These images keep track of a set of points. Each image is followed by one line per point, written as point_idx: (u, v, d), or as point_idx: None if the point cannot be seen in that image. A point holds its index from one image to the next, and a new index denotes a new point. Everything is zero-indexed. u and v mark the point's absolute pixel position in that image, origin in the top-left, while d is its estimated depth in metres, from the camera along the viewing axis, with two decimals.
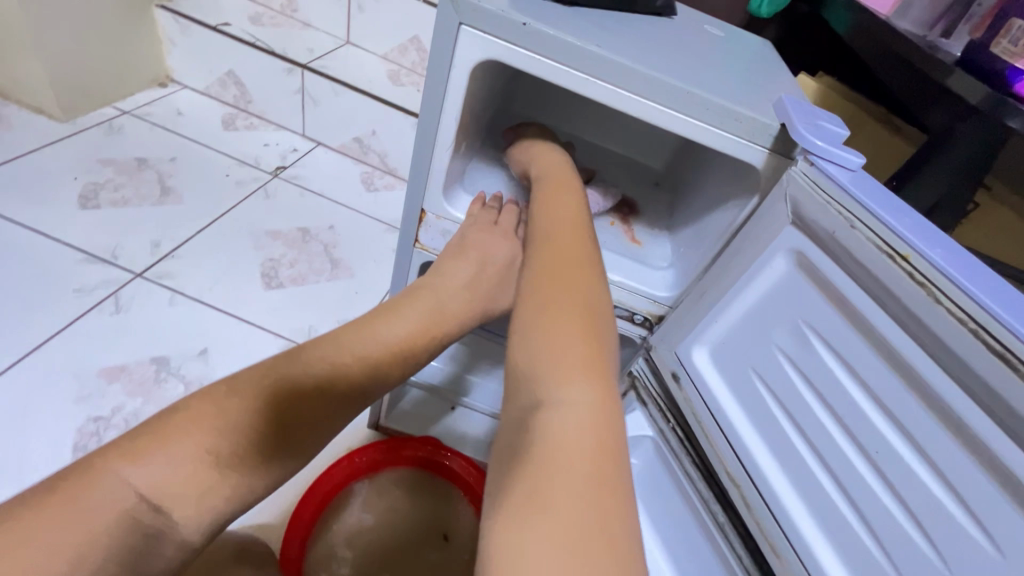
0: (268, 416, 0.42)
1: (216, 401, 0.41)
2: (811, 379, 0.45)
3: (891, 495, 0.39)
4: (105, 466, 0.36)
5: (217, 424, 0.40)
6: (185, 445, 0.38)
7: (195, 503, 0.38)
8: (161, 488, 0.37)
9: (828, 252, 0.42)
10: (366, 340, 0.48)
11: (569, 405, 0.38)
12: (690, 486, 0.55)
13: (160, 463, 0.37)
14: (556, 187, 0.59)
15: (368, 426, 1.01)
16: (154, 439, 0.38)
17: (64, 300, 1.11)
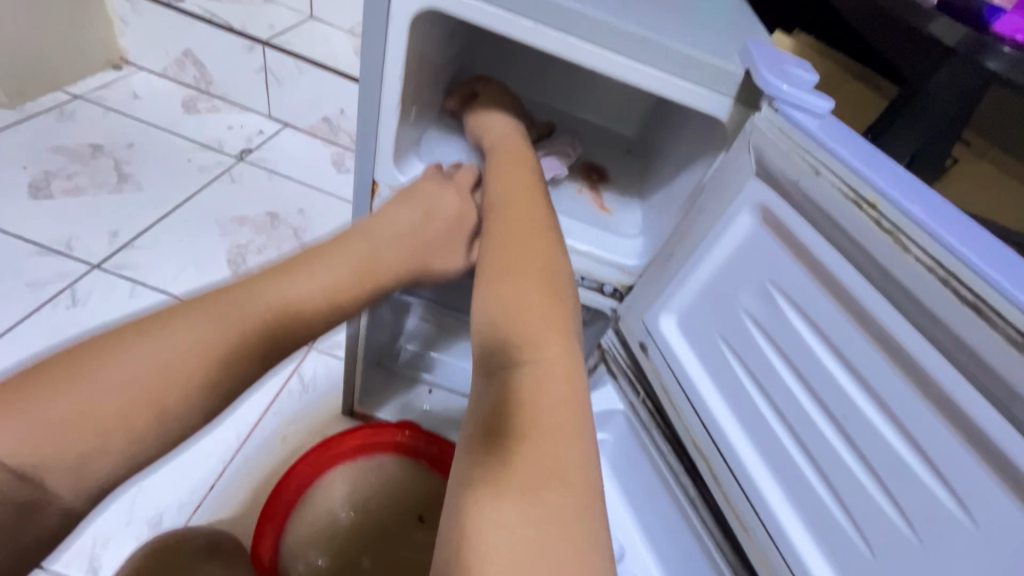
0: (169, 376, 0.38)
1: (104, 357, 0.37)
2: (778, 343, 0.42)
3: (860, 461, 0.37)
4: None
5: (105, 382, 0.36)
6: (66, 405, 0.35)
7: (78, 469, 0.34)
8: (34, 454, 0.33)
9: (794, 205, 0.39)
10: (282, 293, 0.44)
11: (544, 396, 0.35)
12: (660, 459, 0.53)
13: (30, 425, 0.33)
14: (512, 164, 0.56)
15: (344, 413, 1.00)
16: (23, 399, 0.34)
17: (17, 294, 1.06)
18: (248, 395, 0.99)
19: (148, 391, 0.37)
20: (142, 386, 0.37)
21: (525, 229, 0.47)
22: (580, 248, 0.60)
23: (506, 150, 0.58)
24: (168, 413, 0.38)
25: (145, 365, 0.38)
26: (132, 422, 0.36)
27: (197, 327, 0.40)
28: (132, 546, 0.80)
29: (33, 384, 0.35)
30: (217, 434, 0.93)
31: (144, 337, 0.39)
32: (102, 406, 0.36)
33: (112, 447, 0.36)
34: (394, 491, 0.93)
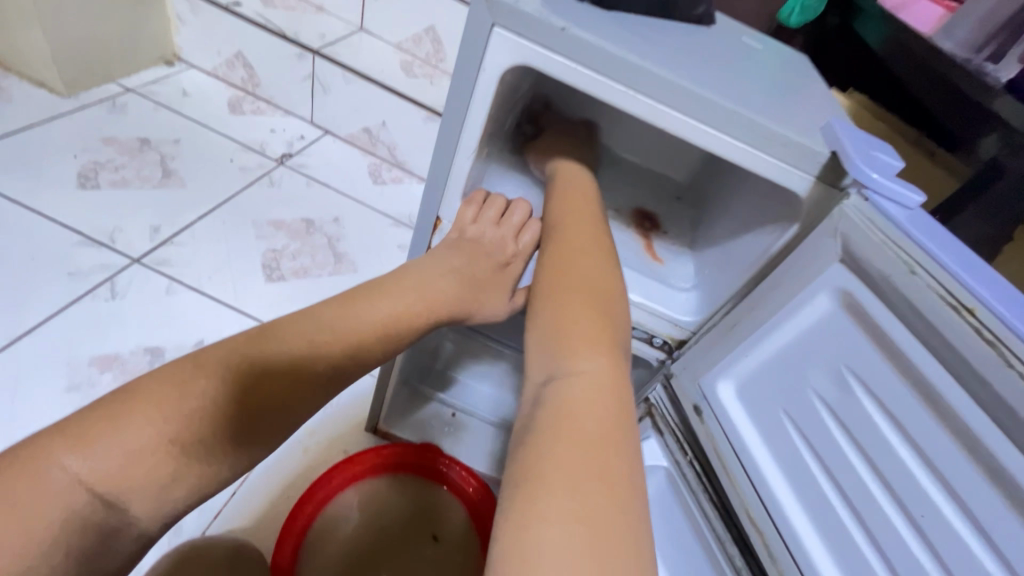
0: (231, 404, 0.40)
1: (183, 389, 0.38)
2: (847, 426, 0.43)
3: (934, 559, 0.37)
4: (45, 453, 0.34)
5: (181, 416, 0.37)
6: (141, 436, 0.36)
7: (152, 491, 0.36)
8: (115, 481, 0.35)
9: (882, 297, 0.39)
10: (340, 324, 0.46)
11: (580, 372, 0.40)
12: (706, 525, 0.52)
13: (116, 449, 0.35)
14: (575, 190, 0.59)
15: (366, 431, 0.99)
16: (97, 428, 0.35)
17: (59, 283, 1.07)
18: None
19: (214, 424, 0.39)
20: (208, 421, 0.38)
21: (579, 234, 0.53)
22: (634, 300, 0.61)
23: (572, 178, 0.62)
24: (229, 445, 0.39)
25: (213, 397, 0.39)
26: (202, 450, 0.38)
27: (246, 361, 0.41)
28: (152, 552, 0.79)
29: (112, 410, 0.37)
30: None
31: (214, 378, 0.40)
32: (176, 437, 0.37)
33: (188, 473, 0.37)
34: (411, 511, 0.92)
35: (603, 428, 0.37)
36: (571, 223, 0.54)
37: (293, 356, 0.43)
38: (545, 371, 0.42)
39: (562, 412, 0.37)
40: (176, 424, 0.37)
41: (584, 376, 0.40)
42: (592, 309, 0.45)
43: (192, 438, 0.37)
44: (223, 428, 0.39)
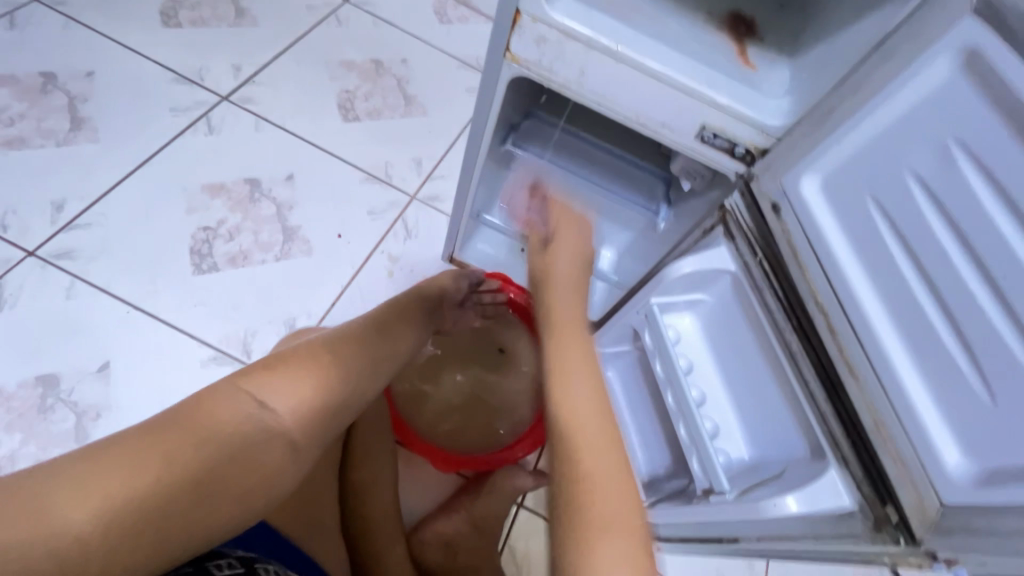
0: (320, 401, 0.49)
1: (287, 356, 0.50)
2: (941, 201, 0.40)
3: (1007, 318, 0.37)
4: (192, 411, 0.43)
5: (288, 371, 0.49)
6: (262, 383, 0.47)
7: (279, 423, 0.46)
8: (238, 433, 0.44)
9: (1014, 46, 0.35)
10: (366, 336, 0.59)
11: (608, 543, 0.45)
12: (767, 318, 0.54)
13: (234, 416, 0.44)
14: (577, 355, 0.61)
15: (444, 259, 1.14)
16: (217, 397, 0.45)
17: (163, 117, 1.15)
18: (362, 232, 1.14)
19: (311, 384, 0.49)
20: (308, 379, 0.49)
21: (587, 415, 0.54)
22: (719, 102, 0.59)
23: (570, 343, 0.62)
24: (327, 401, 0.50)
25: (311, 362, 0.50)
26: (306, 395, 0.48)
27: (318, 362, 0.51)
28: (274, 339, 1.00)
29: (230, 387, 0.46)
30: (337, 262, 1.09)
31: (308, 351, 0.52)
32: (287, 388, 0.47)
33: (301, 417, 0.47)
34: (475, 340, 0.99)
35: (628, 557, 0.45)
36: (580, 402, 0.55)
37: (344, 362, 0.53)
38: (571, 530, 0.46)
39: (594, 551, 0.45)
40: (282, 378, 0.48)
41: (612, 551, 0.45)
42: (612, 485, 0.49)
43: (298, 412, 0.47)
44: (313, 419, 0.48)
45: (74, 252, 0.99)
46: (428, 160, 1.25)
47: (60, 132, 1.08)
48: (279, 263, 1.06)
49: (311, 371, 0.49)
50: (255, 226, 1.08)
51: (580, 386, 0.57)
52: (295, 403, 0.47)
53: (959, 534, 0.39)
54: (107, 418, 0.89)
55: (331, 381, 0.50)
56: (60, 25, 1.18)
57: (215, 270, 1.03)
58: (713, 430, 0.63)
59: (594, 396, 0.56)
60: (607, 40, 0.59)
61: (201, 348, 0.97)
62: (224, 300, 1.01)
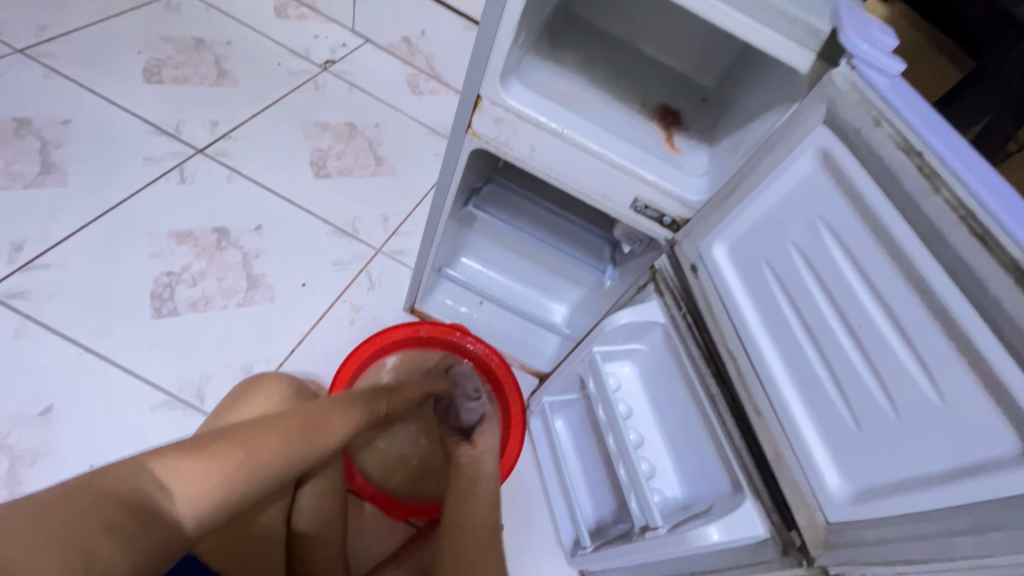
0: (234, 485, 0.47)
1: (204, 440, 0.48)
2: (814, 266, 0.50)
3: (865, 362, 0.45)
4: (99, 479, 0.40)
5: (201, 455, 0.46)
6: (171, 466, 0.44)
7: (177, 512, 0.43)
8: (141, 502, 0.41)
9: (850, 149, 0.45)
10: (315, 425, 0.57)
11: None
12: (690, 364, 0.61)
13: (141, 487, 0.42)
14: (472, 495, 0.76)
15: (405, 310, 1.19)
16: (130, 469, 0.42)
17: (135, 166, 1.18)
18: (326, 281, 1.18)
19: (221, 474, 0.46)
20: (219, 467, 0.46)
21: (473, 549, 0.69)
22: (648, 179, 0.69)
23: (479, 486, 0.77)
24: (233, 493, 0.47)
25: (228, 449, 0.48)
26: (210, 487, 0.45)
27: (244, 445, 0.49)
28: (229, 384, 1.00)
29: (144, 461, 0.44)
30: (299, 310, 1.12)
31: (229, 435, 0.50)
32: (195, 472, 0.45)
33: (199, 509, 0.44)
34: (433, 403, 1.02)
35: None
36: (470, 540, 0.70)
37: (277, 446, 0.52)
38: None
39: None
40: (193, 462, 0.45)
41: None
42: None
43: (206, 494, 0.45)
44: (222, 502, 0.46)
45: (28, 292, 0.98)
46: (395, 217, 1.32)
47: (29, 174, 1.10)
48: (241, 309, 1.08)
49: (230, 459, 0.47)
50: (219, 272, 1.11)
51: (474, 525, 0.72)
52: (197, 494, 0.44)
53: (843, 548, 0.44)
54: (44, 462, 0.86)
55: (244, 471, 0.48)
56: (41, 75, 1.22)
57: (175, 314, 1.04)
58: (650, 471, 0.69)
59: (484, 536, 0.71)
60: (554, 124, 0.69)
61: (152, 392, 0.96)
62: (181, 343, 1.01)
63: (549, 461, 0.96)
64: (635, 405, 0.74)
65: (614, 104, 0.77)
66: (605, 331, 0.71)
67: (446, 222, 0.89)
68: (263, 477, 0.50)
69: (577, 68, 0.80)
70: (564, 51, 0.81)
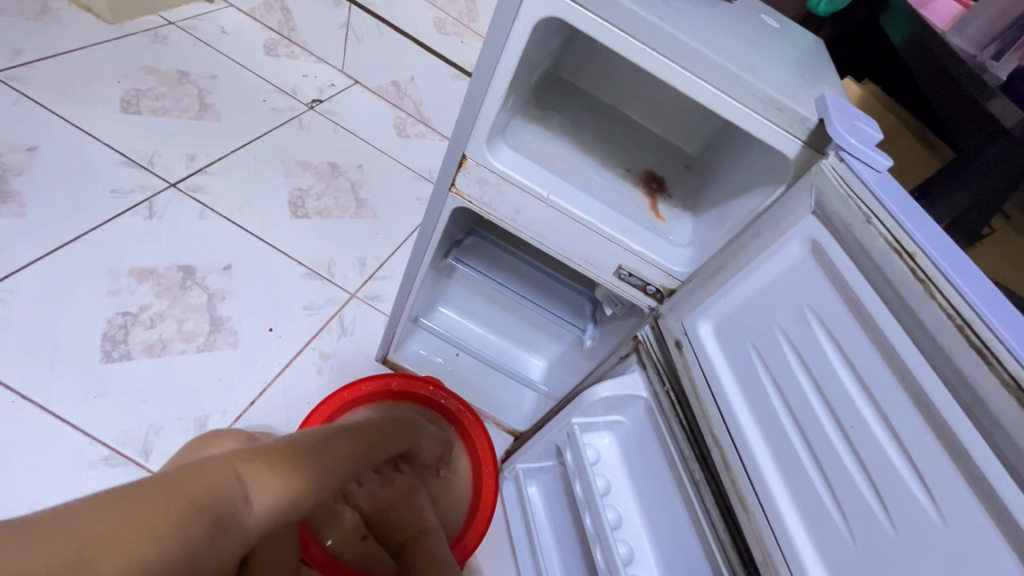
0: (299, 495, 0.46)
1: (270, 447, 0.48)
2: (803, 356, 0.48)
3: (857, 464, 0.43)
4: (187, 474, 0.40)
5: (273, 462, 0.46)
6: (248, 469, 0.44)
7: (250, 515, 0.42)
8: (224, 499, 0.41)
9: (840, 243, 0.44)
10: (350, 440, 0.58)
11: None
12: (674, 446, 0.59)
13: (224, 484, 0.42)
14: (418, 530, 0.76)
15: (377, 360, 1.14)
16: (212, 467, 0.42)
17: (101, 198, 1.13)
18: (295, 327, 1.12)
19: (292, 483, 0.46)
20: (293, 473, 0.47)
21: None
22: (633, 248, 0.67)
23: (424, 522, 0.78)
24: (296, 504, 0.46)
25: (295, 456, 0.48)
26: (282, 491, 0.45)
27: (305, 454, 0.49)
28: (180, 438, 0.93)
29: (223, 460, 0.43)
30: (264, 357, 1.06)
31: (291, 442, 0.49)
32: (271, 480, 0.45)
33: (268, 515, 0.44)
34: None
35: None
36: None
37: (328, 459, 0.52)
38: None
39: None
40: (269, 469, 0.45)
41: None
42: None
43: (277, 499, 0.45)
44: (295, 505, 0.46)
45: None
46: (372, 261, 1.29)
47: None
48: (200, 355, 1.02)
49: (295, 467, 0.47)
50: (181, 314, 1.05)
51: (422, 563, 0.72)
52: (271, 499, 0.44)
53: None
54: None
55: (307, 479, 0.48)
56: (10, 100, 1.17)
57: (127, 358, 0.97)
58: (627, 556, 0.65)
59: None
60: (540, 188, 0.67)
61: (92, 446, 0.88)
62: (131, 391, 0.94)
63: (522, 532, 0.91)
64: (614, 481, 0.71)
65: (600, 168, 0.77)
66: (586, 402, 0.68)
67: (425, 274, 0.85)
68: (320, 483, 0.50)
69: (565, 130, 0.80)
70: (551, 113, 0.81)
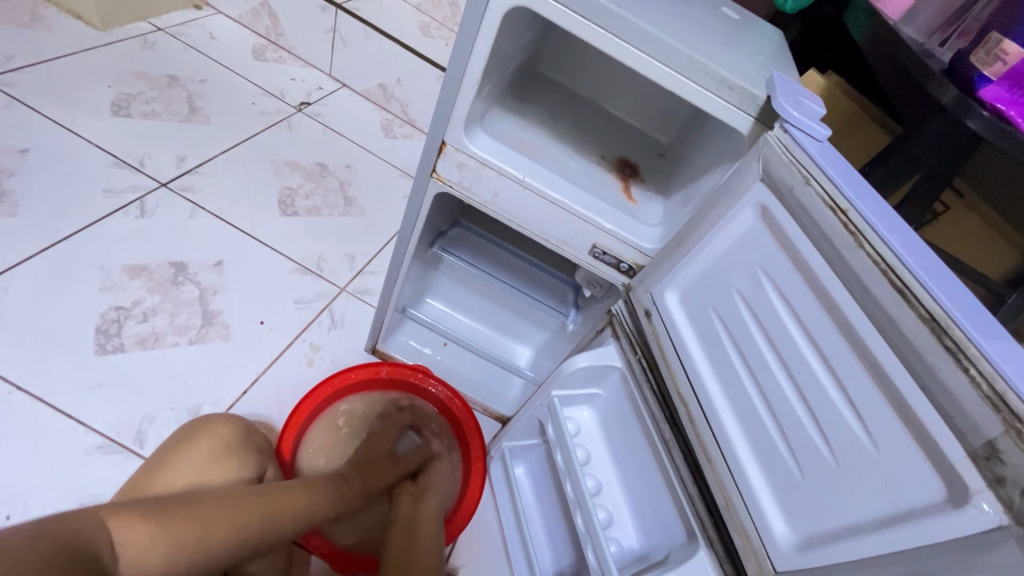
0: (180, 553, 0.52)
1: (165, 505, 0.55)
2: (757, 313, 0.52)
3: (804, 407, 0.47)
4: (85, 521, 0.49)
5: (157, 523, 0.53)
6: (130, 527, 0.51)
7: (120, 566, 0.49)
8: (96, 549, 0.48)
9: (785, 206, 0.48)
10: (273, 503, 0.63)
11: None
12: (645, 409, 0.62)
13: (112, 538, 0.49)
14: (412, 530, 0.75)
15: (366, 350, 1.17)
16: (111, 521, 0.50)
17: (94, 198, 1.15)
18: (286, 320, 1.15)
19: (170, 540, 0.52)
20: (177, 532, 0.53)
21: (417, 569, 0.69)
22: (605, 226, 0.71)
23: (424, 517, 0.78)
24: (171, 561, 0.52)
25: (190, 518, 0.55)
26: (158, 549, 0.51)
27: (199, 516, 0.55)
28: (174, 426, 0.95)
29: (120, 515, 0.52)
30: (255, 349, 1.09)
31: (193, 502, 0.57)
32: (147, 537, 0.51)
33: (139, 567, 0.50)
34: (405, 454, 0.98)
35: None
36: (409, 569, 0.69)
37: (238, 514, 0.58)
38: None
39: None
40: (150, 528, 0.52)
41: None
42: None
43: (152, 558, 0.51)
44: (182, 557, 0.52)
45: None
46: (361, 256, 1.32)
47: None
48: (192, 347, 1.04)
49: (183, 524, 0.54)
50: (173, 309, 1.07)
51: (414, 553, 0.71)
52: (143, 556, 0.50)
53: None
54: None
55: (191, 541, 0.54)
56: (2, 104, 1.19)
57: (120, 351, 0.99)
58: (606, 519, 0.68)
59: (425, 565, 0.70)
60: (516, 171, 0.71)
61: (86, 434, 0.90)
62: (124, 382, 0.96)
63: (509, 510, 0.94)
64: (593, 450, 0.74)
65: (576, 155, 0.81)
66: (563, 374, 0.71)
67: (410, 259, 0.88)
68: (212, 538, 0.55)
69: (542, 119, 0.84)
70: (528, 104, 0.85)
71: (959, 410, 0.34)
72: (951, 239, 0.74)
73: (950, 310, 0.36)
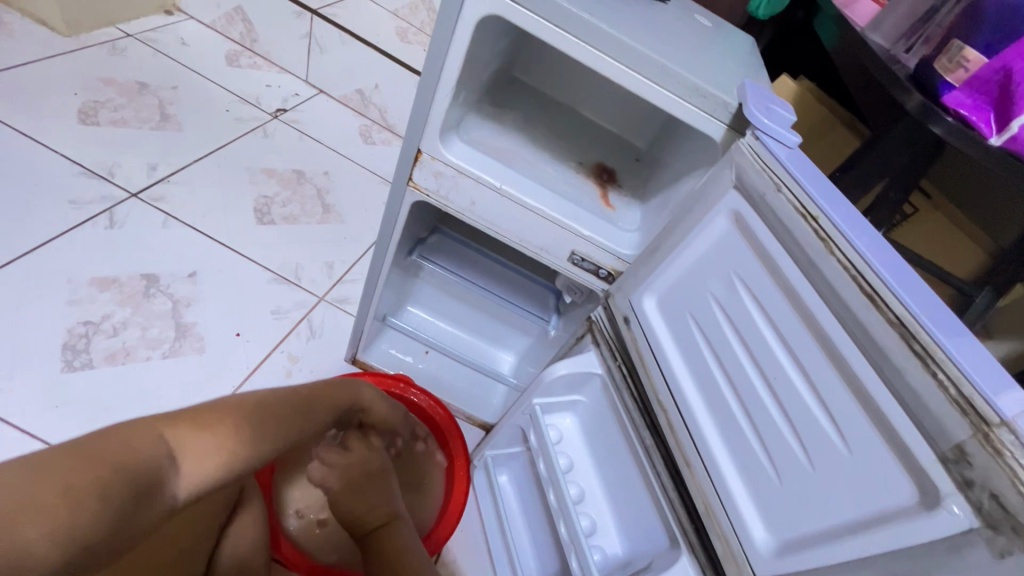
0: (241, 458, 0.46)
1: (205, 411, 0.47)
2: (733, 319, 0.52)
3: (780, 412, 0.47)
4: (128, 431, 0.40)
5: (204, 426, 0.45)
6: (180, 434, 0.43)
7: (184, 478, 0.41)
8: (151, 455, 0.40)
9: (758, 212, 0.49)
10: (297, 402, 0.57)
11: None
12: (626, 415, 0.62)
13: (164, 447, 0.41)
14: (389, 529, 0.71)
15: (346, 360, 1.15)
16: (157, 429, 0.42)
17: (60, 209, 1.11)
18: (263, 332, 1.13)
19: (227, 446, 0.45)
20: (235, 430, 0.47)
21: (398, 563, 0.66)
22: (582, 233, 0.71)
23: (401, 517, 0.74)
24: (232, 464, 0.45)
25: (235, 421, 0.47)
26: (219, 456, 0.44)
27: (243, 420, 0.48)
28: None
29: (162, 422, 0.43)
30: (231, 362, 1.06)
31: (229, 406, 0.48)
32: (202, 444, 0.43)
33: (205, 476, 0.43)
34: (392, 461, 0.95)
35: None
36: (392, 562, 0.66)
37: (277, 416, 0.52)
38: None
39: None
40: (201, 433, 0.44)
41: None
42: None
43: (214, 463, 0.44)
44: (240, 461, 0.46)
45: None
46: (340, 265, 1.30)
47: None
48: (165, 362, 1.01)
49: (229, 430, 0.46)
50: (144, 322, 1.04)
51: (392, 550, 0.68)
52: (208, 463, 0.43)
53: None
54: None
55: (243, 445, 0.47)
56: None
57: (89, 367, 0.96)
58: (589, 527, 0.68)
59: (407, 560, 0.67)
60: (493, 179, 0.71)
61: None
62: (93, 399, 0.93)
63: (493, 518, 0.93)
64: (576, 457, 0.74)
65: (553, 161, 0.81)
66: (544, 382, 0.71)
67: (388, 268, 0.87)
68: (258, 443, 0.49)
69: (519, 126, 0.84)
70: (505, 110, 0.85)
71: (929, 414, 0.35)
72: (917, 240, 0.76)
73: (918, 315, 0.36)
